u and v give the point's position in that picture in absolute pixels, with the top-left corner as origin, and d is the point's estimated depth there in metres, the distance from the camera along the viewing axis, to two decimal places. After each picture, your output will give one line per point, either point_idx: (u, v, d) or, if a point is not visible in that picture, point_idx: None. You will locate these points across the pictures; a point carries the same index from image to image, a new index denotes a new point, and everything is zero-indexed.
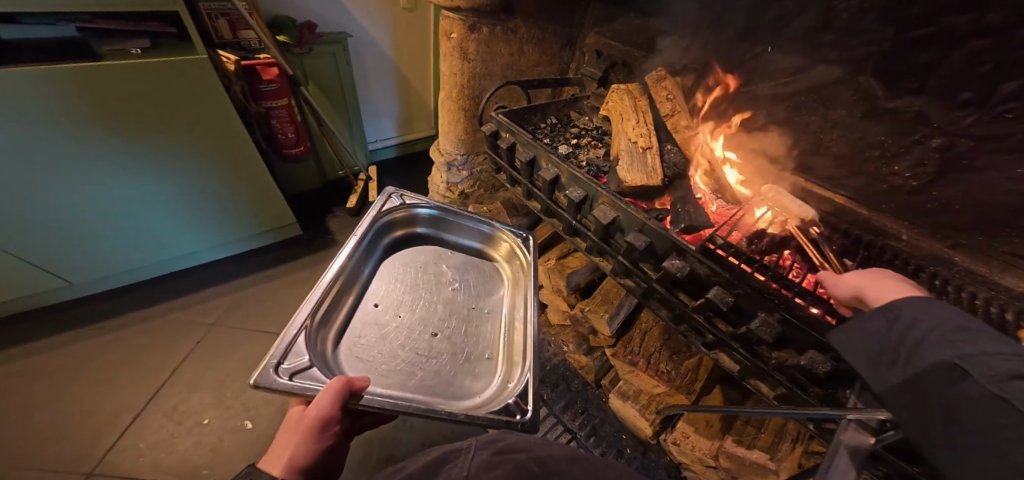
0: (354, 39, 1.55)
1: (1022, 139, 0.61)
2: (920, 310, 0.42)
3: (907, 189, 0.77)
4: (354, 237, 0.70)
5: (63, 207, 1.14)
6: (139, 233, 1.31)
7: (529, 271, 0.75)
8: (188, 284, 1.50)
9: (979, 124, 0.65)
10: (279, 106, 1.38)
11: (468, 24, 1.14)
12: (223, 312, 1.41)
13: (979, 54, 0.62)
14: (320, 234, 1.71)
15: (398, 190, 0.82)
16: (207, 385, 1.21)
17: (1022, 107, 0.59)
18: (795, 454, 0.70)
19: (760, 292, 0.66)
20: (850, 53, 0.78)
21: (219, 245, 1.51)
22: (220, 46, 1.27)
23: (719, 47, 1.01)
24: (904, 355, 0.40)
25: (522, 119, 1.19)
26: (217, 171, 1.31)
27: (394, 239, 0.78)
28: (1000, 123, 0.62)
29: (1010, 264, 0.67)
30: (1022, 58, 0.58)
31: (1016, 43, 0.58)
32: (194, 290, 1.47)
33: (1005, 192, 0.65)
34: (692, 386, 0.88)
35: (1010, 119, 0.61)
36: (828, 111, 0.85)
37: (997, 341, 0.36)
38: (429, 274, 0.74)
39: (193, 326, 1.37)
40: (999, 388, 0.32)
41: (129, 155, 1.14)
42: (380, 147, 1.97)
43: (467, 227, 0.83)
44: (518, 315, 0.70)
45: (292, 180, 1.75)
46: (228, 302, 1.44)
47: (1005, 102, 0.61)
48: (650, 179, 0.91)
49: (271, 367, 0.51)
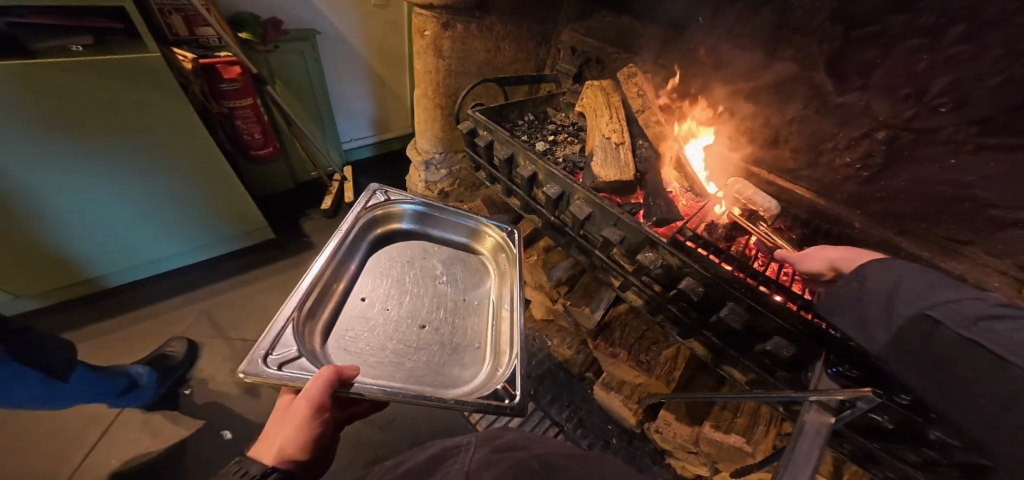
0: (323, 36, 1.49)
1: (951, 132, 0.67)
2: (882, 270, 0.48)
3: (859, 179, 0.83)
4: (339, 233, 0.69)
5: (16, 216, 1.05)
6: (97, 242, 1.22)
7: (515, 263, 0.74)
8: (152, 292, 1.41)
9: (918, 117, 0.70)
10: (243, 106, 1.32)
11: (442, 21, 1.12)
12: (190, 321, 1.34)
13: (916, 52, 0.67)
14: (292, 237, 1.64)
15: (382, 187, 0.81)
16: (176, 398, 1.14)
17: (952, 102, 0.65)
18: (769, 436, 0.74)
19: (727, 281, 0.69)
20: (805, 50, 0.82)
21: (190, 250, 1.43)
22: (175, 43, 1.19)
23: (686, 44, 1.04)
24: (886, 315, 0.45)
25: (500, 117, 1.19)
26: (185, 173, 1.23)
27: (381, 235, 0.77)
28: (934, 116, 0.68)
29: (949, 247, 0.74)
30: (951, 57, 0.64)
31: (946, 42, 0.63)
32: (157, 299, 1.39)
33: (942, 182, 0.71)
34: (672, 375, 0.90)
35: (944, 113, 0.67)
36: (787, 106, 0.90)
37: (958, 289, 0.41)
38: (416, 267, 0.73)
39: (158, 337, 1.29)
40: (970, 331, 0.37)
41: (77, 158, 1.05)
42: (355, 146, 1.91)
43: (452, 222, 0.81)
44: (506, 305, 0.69)
45: (263, 177, 1.65)
46: (195, 312, 1.36)
47: (939, 97, 0.67)
48: (623, 175, 0.94)
49: (259, 359, 0.50)
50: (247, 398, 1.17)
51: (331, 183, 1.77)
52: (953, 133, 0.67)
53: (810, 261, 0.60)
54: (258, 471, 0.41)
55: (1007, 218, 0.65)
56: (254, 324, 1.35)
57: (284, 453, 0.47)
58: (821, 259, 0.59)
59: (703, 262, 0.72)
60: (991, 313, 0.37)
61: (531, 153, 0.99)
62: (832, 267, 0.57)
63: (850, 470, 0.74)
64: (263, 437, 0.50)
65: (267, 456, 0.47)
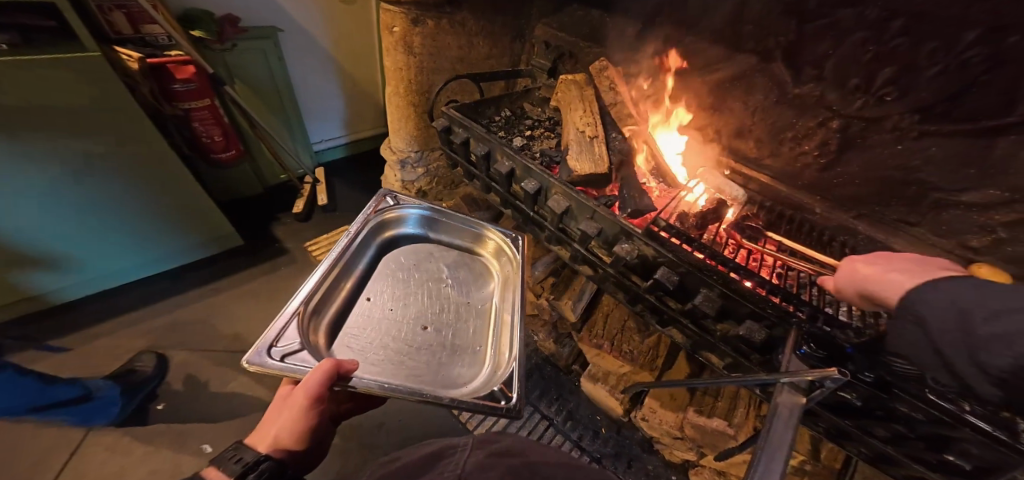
0: (286, 33, 1.42)
1: (896, 119, 0.72)
2: (933, 297, 0.36)
3: (817, 166, 0.88)
4: (347, 236, 0.68)
5: None
6: (40, 256, 1.12)
7: (520, 269, 0.71)
8: (110, 308, 1.32)
9: (866, 106, 0.75)
10: (200, 107, 1.24)
11: (411, 17, 1.09)
12: (155, 335, 1.26)
13: (862, 44, 0.71)
14: (261, 243, 1.56)
15: (393, 192, 0.79)
16: (143, 421, 1.07)
17: (896, 91, 0.70)
18: (749, 417, 0.78)
19: (699, 268, 0.72)
20: (763, 43, 0.86)
21: (153, 261, 1.35)
22: (118, 42, 1.09)
23: (654, 37, 1.05)
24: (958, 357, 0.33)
25: (476, 114, 1.17)
26: (144, 178, 1.15)
27: (390, 239, 0.75)
28: (882, 105, 0.73)
29: (901, 229, 0.80)
30: (893, 48, 0.68)
31: (889, 34, 0.67)
32: (116, 315, 1.30)
33: (891, 167, 0.77)
34: (655, 363, 0.94)
35: (889, 101, 0.72)
36: (749, 97, 0.93)
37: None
38: (421, 271, 0.72)
39: (120, 354, 1.21)
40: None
41: (11, 166, 0.95)
42: (326, 147, 1.84)
43: (459, 229, 0.79)
44: (508, 312, 0.67)
45: (228, 182, 1.57)
46: (158, 327, 1.28)
47: (884, 87, 0.71)
48: (598, 167, 0.95)
49: (264, 348, 0.50)
50: (223, 412, 1.11)
51: (303, 185, 1.70)
52: (899, 121, 0.72)
53: (842, 285, 0.48)
54: (252, 458, 0.42)
55: (950, 199, 0.71)
56: (225, 337, 1.28)
57: (279, 442, 0.48)
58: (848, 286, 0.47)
59: (674, 250, 0.75)
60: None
61: (508, 149, 0.98)
62: (865, 295, 0.45)
63: (826, 446, 0.79)
64: (263, 423, 0.50)
65: (262, 444, 0.48)
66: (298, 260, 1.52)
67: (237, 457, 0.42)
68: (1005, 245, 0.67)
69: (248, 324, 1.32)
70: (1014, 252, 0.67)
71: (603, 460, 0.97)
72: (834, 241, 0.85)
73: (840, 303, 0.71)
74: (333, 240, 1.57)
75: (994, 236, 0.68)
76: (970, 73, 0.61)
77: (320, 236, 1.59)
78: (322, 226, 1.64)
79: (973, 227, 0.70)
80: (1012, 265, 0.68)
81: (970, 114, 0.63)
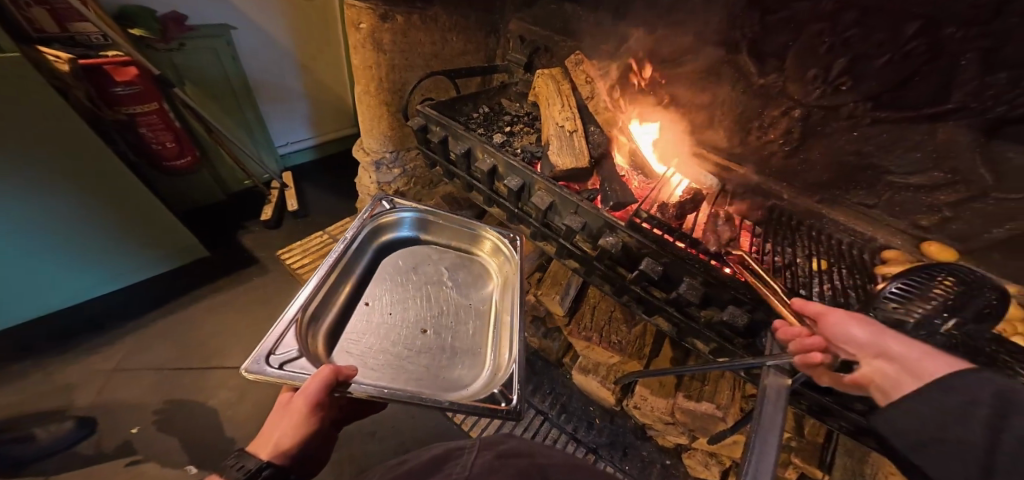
0: (240, 31, 1.32)
1: (850, 108, 0.77)
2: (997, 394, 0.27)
3: (782, 153, 0.92)
4: (344, 240, 0.66)
5: None
6: None
7: (519, 270, 0.69)
8: (66, 329, 1.22)
9: (825, 95, 0.79)
10: (147, 111, 1.17)
11: (379, 12, 1.06)
12: (115, 358, 1.17)
13: (819, 36, 0.75)
14: (227, 253, 1.46)
15: (388, 195, 0.78)
16: (112, 448, 1.00)
17: (850, 81, 0.74)
18: (736, 399, 0.83)
19: (683, 258, 0.75)
20: (729, 35, 0.88)
21: (102, 281, 1.21)
22: (42, 41, 0.98)
23: (626, 30, 1.06)
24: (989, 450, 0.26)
25: (453, 111, 1.15)
26: (85, 189, 1.04)
27: (389, 241, 0.74)
28: (838, 94, 0.77)
29: (861, 212, 0.85)
30: (846, 39, 0.72)
31: (842, 25, 0.71)
32: (66, 339, 1.19)
33: (849, 153, 0.81)
34: (642, 352, 0.96)
35: (844, 90, 0.76)
36: (717, 88, 0.96)
37: None
38: (419, 274, 0.71)
39: (80, 380, 1.11)
40: None
41: None
42: (292, 150, 1.74)
43: (456, 230, 0.77)
44: (507, 313, 0.65)
45: (182, 191, 1.46)
46: (120, 348, 1.19)
47: (840, 77, 0.75)
48: (579, 162, 0.96)
49: (263, 357, 0.49)
50: (197, 434, 1.04)
51: (270, 191, 1.61)
52: (853, 109, 0.77)
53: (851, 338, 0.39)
54: (254, 466, 0.40)
55: (902, 182, 0.77)
56: (196, 355, 1.20)
57: (280, 447, 0.45)
58: (853, 340, 0.39)
59: (658, 242, 0.77)
60: None
61: (488, 147, 0.97)
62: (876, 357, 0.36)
63: (808, 422, 0.84)
64: (263, 429, 0.48)
65: (263, 450, 0.45)
66: (270, 270, 1.44)
67: (239, 467, 0.40)
68: (950, 223, 0.74)
69: (219, 341, 1.24)
70: (957, 229, 0.74)
71: (599, 450, 0.99)
72: (802, 225, 0.90)
73: (812, 284, 0.74)
74: (307, 246, 1.50)
75: (940, 216, 0.74)
76: (912, 63, 0.66)
77: (293, 243, 1.52)
78: (293, 233, 1.56)
79: (922, 207, 0.76)
80: (958, 241, 0.75)
81: (915, 102, 0.69)
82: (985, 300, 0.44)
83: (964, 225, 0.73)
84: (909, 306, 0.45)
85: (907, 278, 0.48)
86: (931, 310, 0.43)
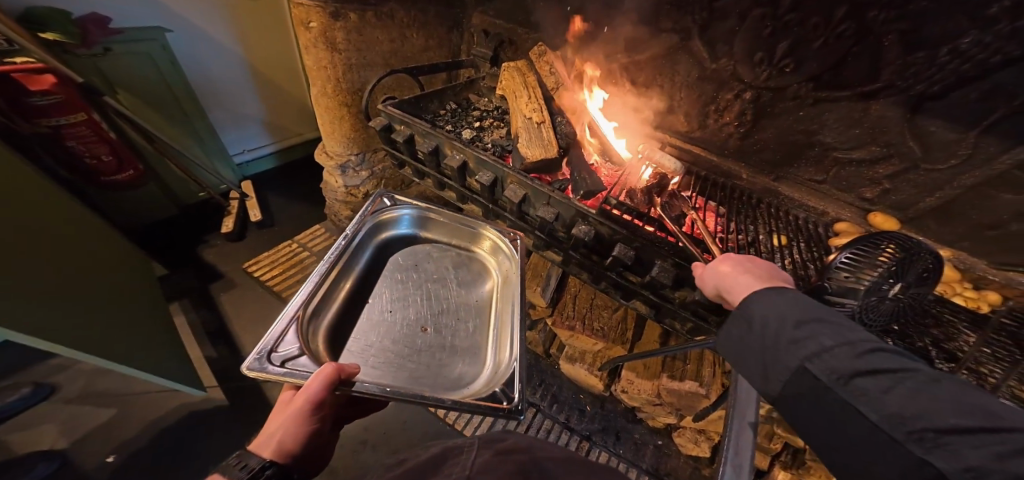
0: (175, 33, 1.21)
1: (794, 90, 0.82)
2: (774, 308, 0.40)
3: (738, 135, 0.96)
4: (343, 237, 0.64)
5: (67, 295, 0.81)
6: (121, 304, 0.96)
7: (520, 267, 0.67)
8: (19, 358, 1.15)
9: (772, 76, 0.83)
10: (74, 123, 1.05)
11: (329, 11, 1.00)
12: (70, 392, 1.09)
13: (762, 21, 0.78)
14: (181, 269, 1.36)
15: (389, 192, 0.75)
16: None
17: (793, 63, 0.78)
18: (716, 376, 0.88)
19: (653, 242, 0.77)
20: (681, 22, 0.91)
21: (151, 289, 1.14)
22: None
23: (587, 23, 1.06)
24: (781, 355, 0.37)
25: (418, 109, 1.11)
26: (66, 231, 0.91)
27: (391, 238, 0.71)
28: (783, 76, 0.81)
29: (812, 188, 0.91)
30: (787, 22, 0.75)
31: (782, 10, 0.75)
32: (13, 375, 1.10)
33: (798, 132, 0.86)
34: (625, 336, 0.98)
35: (787, 72, 0.80)
36: (674, 74, 0.98)
37: (837, 331, 0.36)
38: (420, 272, 0.69)
39: (32, 420, 1.03)
40: (848, 393, 0.32)
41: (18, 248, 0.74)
42: (249, 157, 1.62)
43: (453, 226, 0.74)
44: (508, 311, 0.64)
45: (129, 206, 1.33)
46: (77, 380, 1.11)
47: (784, 59, 0.79)
48: (548, 153, 0.95)
49: (265, 354, 0.47)
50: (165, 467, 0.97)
51: (229, 203, 1.49)
52: (798, 90, 0.81)
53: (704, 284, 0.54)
54: (257, 465, 0.39)
55: (845, 157, 0.83)
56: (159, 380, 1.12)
57: (284, 449, 0.44)
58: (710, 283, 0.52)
59: (630, 228, 0.79)
60: (864, 369, 0.32)
61: (457, 143, 0.95)
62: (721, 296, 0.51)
63: None
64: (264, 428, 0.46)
65: (265, 450, 0.44)
66: (235, 285, 1.34)
67: (242, 466, 0.38)
68: (890, 194, 0.82)
69: None
70: (897, 199, 0.81)
71: (592, 437, 1.03)
72: (761, 202, 0.96)
73: (775, 260, 0.78)
74: (274, 258, 1.41)
75: (881, 187, 0.82)
76: (844, 46, 0.71)
77: (259, 255, 1.42)
78: (256, 245, 1.46)
79: (866, 181, 0.83)
80: (898, 211, 0.83)
81: (851, 82, 0.74)
82: (921, 264, 0.48)
83: (901, 196, 0.80)
84: (859, 274, 0.48)
85: (857, 246, 0.49)
86: (878, 277, 0.47)
